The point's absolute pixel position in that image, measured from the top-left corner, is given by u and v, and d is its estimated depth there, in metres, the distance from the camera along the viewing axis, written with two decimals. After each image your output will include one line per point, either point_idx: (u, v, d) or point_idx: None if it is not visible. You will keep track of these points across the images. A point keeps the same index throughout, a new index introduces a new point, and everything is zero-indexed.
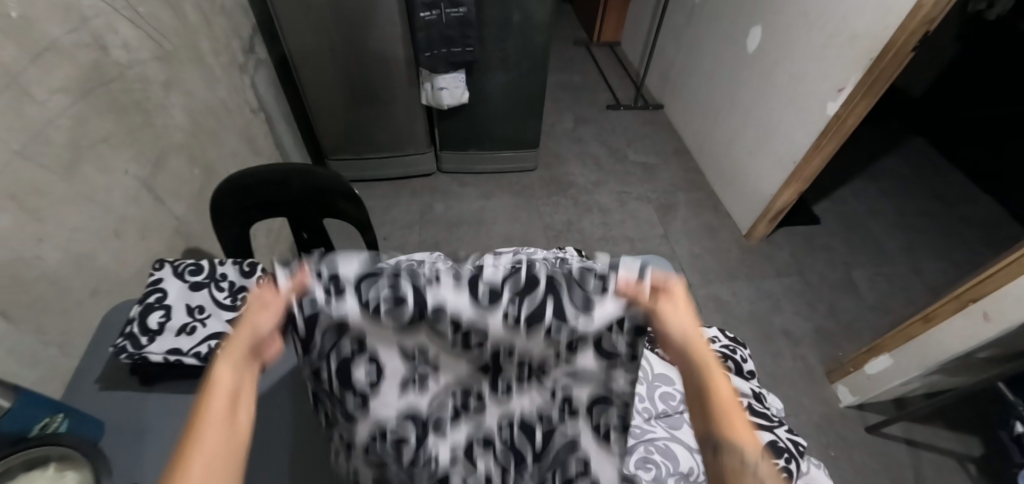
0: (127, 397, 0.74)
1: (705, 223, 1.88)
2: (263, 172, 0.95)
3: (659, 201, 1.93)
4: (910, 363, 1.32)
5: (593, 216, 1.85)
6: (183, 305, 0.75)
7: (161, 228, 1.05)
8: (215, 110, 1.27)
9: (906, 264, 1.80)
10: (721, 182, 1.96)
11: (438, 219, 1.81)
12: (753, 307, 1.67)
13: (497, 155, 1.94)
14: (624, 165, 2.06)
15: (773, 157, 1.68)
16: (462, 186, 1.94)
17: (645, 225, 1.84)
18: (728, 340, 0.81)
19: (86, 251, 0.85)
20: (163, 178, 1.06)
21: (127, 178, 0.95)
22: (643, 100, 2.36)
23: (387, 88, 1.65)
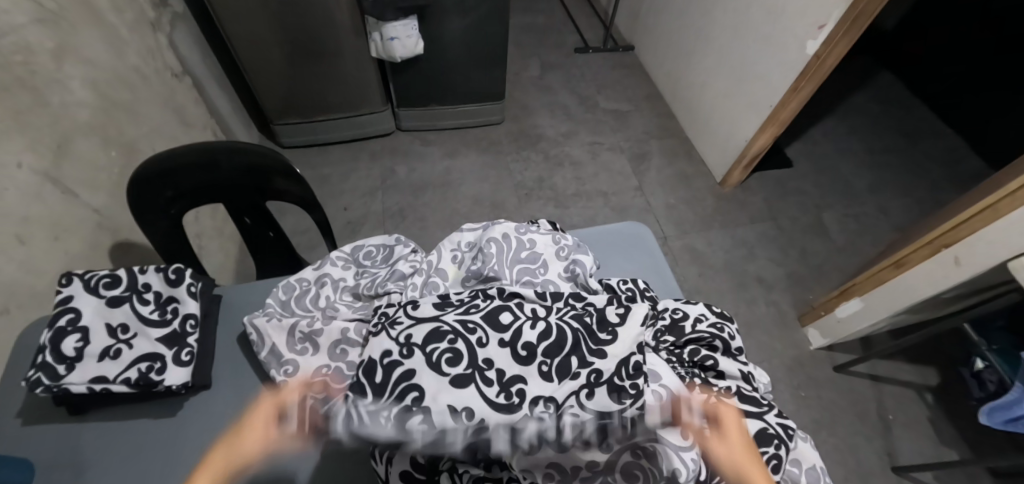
0: (58, 428, 0.66)
1: (678, 171, 1.80)
2: (187, 153, 0.82)
3: (632, 150, 1.85)
4: (880, 307, 1.28)
5: (563, 170, 1.77)
6: (103, 325, 0.63)
7: (78, 225, 0.92)
8: (128, 80, 1.10)
9: (874, 204, 1.80)
10: (695, 127, 1.87)
11: (400, 183, 1.69)
12: (728, 256, 1.63)
13: (460, 109, 1.80)
14: (595, 113, 1.95)
15: (749, 100, 1.60)
16: (423, 145, 1.81)
17: (618, 177, 1.76)
18: (715, 316, 0.74)
19: None
20: (71, 167, 0.92)
21: (21, 173, 0.81)
22: (612, 42, 2.21)
23: (333, 41, 1.47)
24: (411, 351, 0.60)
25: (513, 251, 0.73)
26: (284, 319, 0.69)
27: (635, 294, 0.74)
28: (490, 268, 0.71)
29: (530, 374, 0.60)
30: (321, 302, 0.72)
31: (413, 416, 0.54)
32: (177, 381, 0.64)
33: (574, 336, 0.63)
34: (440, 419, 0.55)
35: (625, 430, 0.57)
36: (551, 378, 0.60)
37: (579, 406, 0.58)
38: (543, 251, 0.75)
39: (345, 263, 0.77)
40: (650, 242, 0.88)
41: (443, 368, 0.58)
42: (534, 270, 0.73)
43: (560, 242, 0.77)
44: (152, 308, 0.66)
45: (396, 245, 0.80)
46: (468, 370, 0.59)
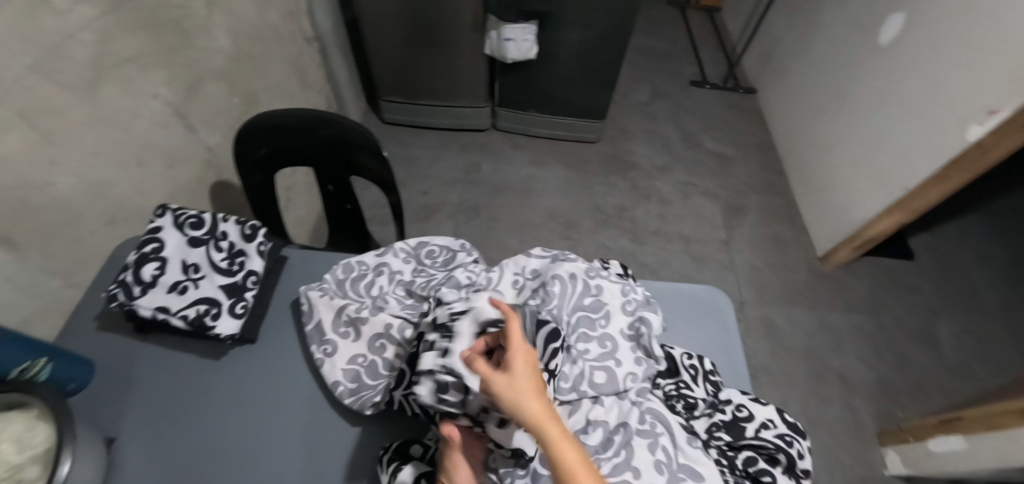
0: (122, 343, 0.72)
1: (775, 235, 1.64)
2: (287, 115, 0.86)
3: (728, 200, 1.71)
4: (978, 454, 1.06)
5: (649, 204, 1.68)
6: (179, 260, 0.67)
7: (189, 159, 1.00)
8: (264, 36, 1.20)
9: (1006, 327, 1.53)
10: (806, 191, 1.70)
11: (481, 181, 1.69)
12: (810, 341, 1.46)
13: (558, 120, 1.77)
14: (697, 152, 1.83)
15: (878, 177, 1.43)
16: (513, 148, 1.80)
17: (706, 226, 1.64)
18: (790, 429, 0.63)
19: (104, 177, 0.81)
20: (197, 105, 1.00)
21: (155, 103, 0.89)
22: (733, 82, 2.08)
23: (451, 30, 1.49)
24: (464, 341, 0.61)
25: (577, 294, 0.68)
26: (336, 300, 0.69)
27: (697, 375, 0.68)
28: (548, 311, 0.67)
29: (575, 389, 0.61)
30: (374, 290, 0.71)
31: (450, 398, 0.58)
32: (227, 331, 0.67)
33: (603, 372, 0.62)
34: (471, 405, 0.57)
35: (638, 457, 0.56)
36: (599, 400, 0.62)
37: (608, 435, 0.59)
38: (610, 299, 0.69)
39: (406, 257, 0.76)
40: (726, 314, 0.79)
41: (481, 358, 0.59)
42: (594, 321, 0.67)
43: (628, 294, 0.70)
44: (223, 255, 0.70)
45: (460, 251, 0.77)
46: None
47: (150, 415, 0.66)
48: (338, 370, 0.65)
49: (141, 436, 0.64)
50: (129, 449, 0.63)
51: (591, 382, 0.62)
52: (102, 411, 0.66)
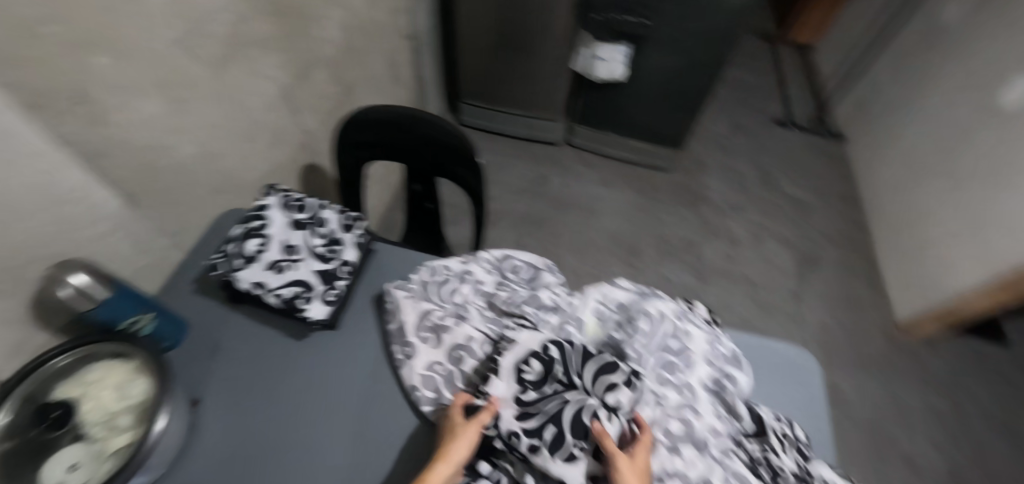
0: (215, 309, 0.75)
1: (850, 293, 1.55)
2: (393, 112, 0.89)
3: (802, 249, 1.64)
4: None
5: (717, 242, 1.62)
6: (281, 240, 0.70)
7: (289, 140, 1.04)
8: (369, 30, 1.24)
9: None
10: (892, 252, 1.60)
11: (548, 194, 1.68)
12: (876, 412, 1.36)
13: (633, 144, 1.74)
14: (774, 195, 1.76)
15: (978, 249, 1.33)
16: (584, 165, 1.78)
17: (775, 272, 1.57)
18: None
19: (216, 149, 0.86)
20: (303, 90, 1.05)
21: (269, 85, 0.94)
22: (822, 126, 1.99)
23: (543, 43, 1.50)
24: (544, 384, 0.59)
25: (663, 336, 0.66)
26: (420, 303, 0.70)
27: (786, 443, 0.60)
28: (630, 348, 0.65)
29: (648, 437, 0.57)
30: (456, 296, 0.71)
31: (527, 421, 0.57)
32: (316, 315, 0.69)
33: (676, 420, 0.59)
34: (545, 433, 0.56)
35: None
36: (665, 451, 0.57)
37: None
38: (697, 345, 0.65)
39: (489, 268, 0.76)
40: (807, 376, 0.72)
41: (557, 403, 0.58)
42: (677, 366, 0.64)
43: (716, 346, 0.66)
44: (322, 242, 0.72)
45: (544, 270, 0.76)
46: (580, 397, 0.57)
47: (231, 384, 0.68)
48: (416, 374, 0.66)
49: (220, 403, 0.66)
50: (209, 414, 0.65)
51: (667, 430, 0.58)
52: (189, 372, 0.68)
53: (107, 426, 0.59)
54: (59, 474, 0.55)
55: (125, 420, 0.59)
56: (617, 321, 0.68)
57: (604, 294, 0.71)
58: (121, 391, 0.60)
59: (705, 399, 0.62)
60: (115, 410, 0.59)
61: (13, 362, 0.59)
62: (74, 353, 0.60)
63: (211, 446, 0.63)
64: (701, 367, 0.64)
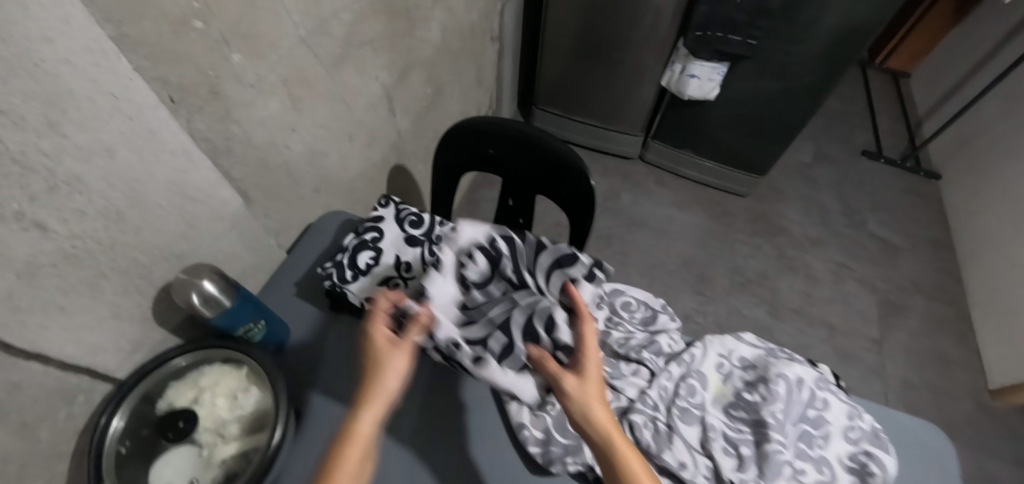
0: (318, 315, 0.73)
1: (937, 347, 1.45)
2: (502, 125, 0.85)
3: (886, 294, 1.54)
4: None
5: (794, 278, 1.54)
6: (394, 254, 0.68)
7: (383, 141, 1.02)
8: (465, 32, 1.21)
9: None
10: (988, 309, 1.48)
11: (619, 210, 1.63)
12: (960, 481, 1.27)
13: (711, 167, 1.67)
14: (859, 233, 1.66)
15: None
16: (657, 183, 1.72)
17: (856, 316, 1.49)
18: None
19: (322, 148, 0.84)
20: (402, 91, 1.03)
21: (374, 85, 0.92)
22: (913, 162, 1.87)
23: (633, 55, 1.44)
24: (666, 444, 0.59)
25: (797, 401, 0.62)
26: None
27: None
28: (771, 415, 0.60)
29: None
30: None
31: None
32: None
33: None
34: None
35: None
36: None
37: None
38: (830, 419, 0.61)
39: (601, 302, 0.73)
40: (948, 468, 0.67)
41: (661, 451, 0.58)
42: (811, 439, 0.60)
43: (854, 421, 0.61)
44: (434, 257, 0.68)
45: (659, 312, 0.73)
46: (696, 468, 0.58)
47: (334, 397, 0.66)
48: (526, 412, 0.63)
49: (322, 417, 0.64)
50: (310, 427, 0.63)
51: None
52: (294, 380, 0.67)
53: (216, 435, 0.57)
54: (170, 480, 0.53)
55: (234, 430, 0.57)
56: (744, 381, 0.65)
57: (727, 349, 0.68)
58: (232, 399, 0.58)
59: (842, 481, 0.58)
60: (225, 418, 0.57)
61: (131, 363, 0.57)
62: (191, 356, 0.59)
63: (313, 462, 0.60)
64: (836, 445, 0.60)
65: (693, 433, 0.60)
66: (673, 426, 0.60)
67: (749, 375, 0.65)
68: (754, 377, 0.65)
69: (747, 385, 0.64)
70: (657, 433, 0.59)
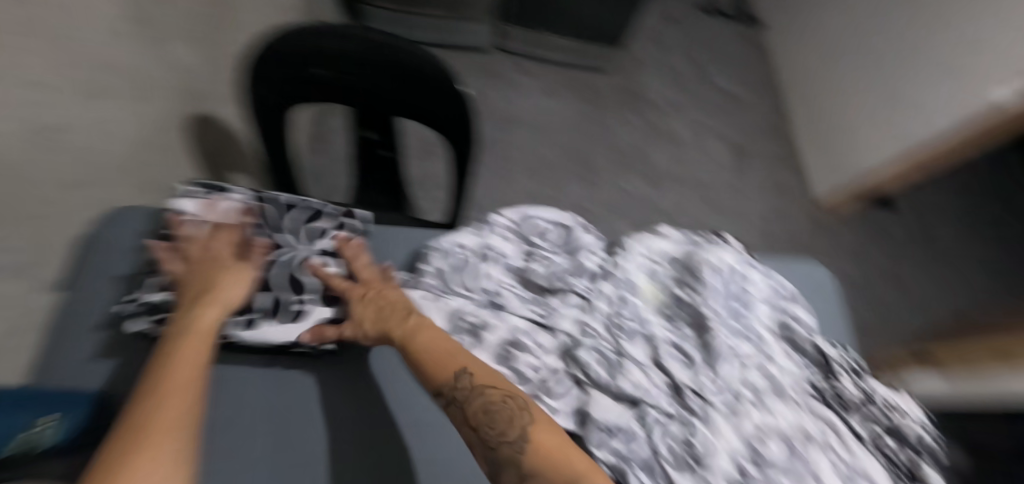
0: (145, 366, 0.54)
1: (779, 180, 1.68)
2: (339, 39, 0.64)
3: (736, 142, 1.68)
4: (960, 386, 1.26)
5: (663, 145, 1.59)
6: None
7: (160, 88, 0.72)
8: None
9: None
10: (812, 139, 1.71)
11: (487, 111, 1.48)
12: None
13: (569, 45, 1.56)
14: (706, 89, 1.74)
15: (889, 127, 1.48)
16: (519, 72, 1.56)
17: (716, 168, 1.62)
18: (931, 428, 0.61)
19: (55, 123, 0.54)
20: (161, 9, 0.71)
21: (110, 6, 0.61)
22: (739, 8, 1.95)
23: None
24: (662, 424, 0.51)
25: (726, 287, 0.60)
26: (446, 301, 0.54)
27: (849, 372, 0.60)
28: (708, 308, 0.57)
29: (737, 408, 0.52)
30: (483, 282, 0.57)
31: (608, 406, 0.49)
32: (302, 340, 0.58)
33: (758, 375, 0.55)
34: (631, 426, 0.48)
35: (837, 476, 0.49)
36: (767, 411, 0.53)
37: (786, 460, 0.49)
38: (762, 292, 0.61)
39: (508, 234, 0.62)
40: (831, 299, 0.76)
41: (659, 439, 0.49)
42: (744, 315, 0.59)
43: (775, 287, 0.62)
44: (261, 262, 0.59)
45: (574, 227, 0.62)
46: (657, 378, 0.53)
47: None
48: None
49: None
50: None
51: (751, 385, 0.54)
52: None
53: None
54: None
55: None
56: (678, 280, 0.60)
57: (652, 246, 0.62)
58: None
59: (778, 346, 0.58)
60: None
61: None
62: None
63: None
64: (767, 315, 0.60)
65: (641, 352, 0.54)
66: (621, 349, 0.54)
67: (678, 269, 0.61)
68: (685, 272, 0.61)
69: (680, 283, 0.60)
70: (607, 361, 0.53)
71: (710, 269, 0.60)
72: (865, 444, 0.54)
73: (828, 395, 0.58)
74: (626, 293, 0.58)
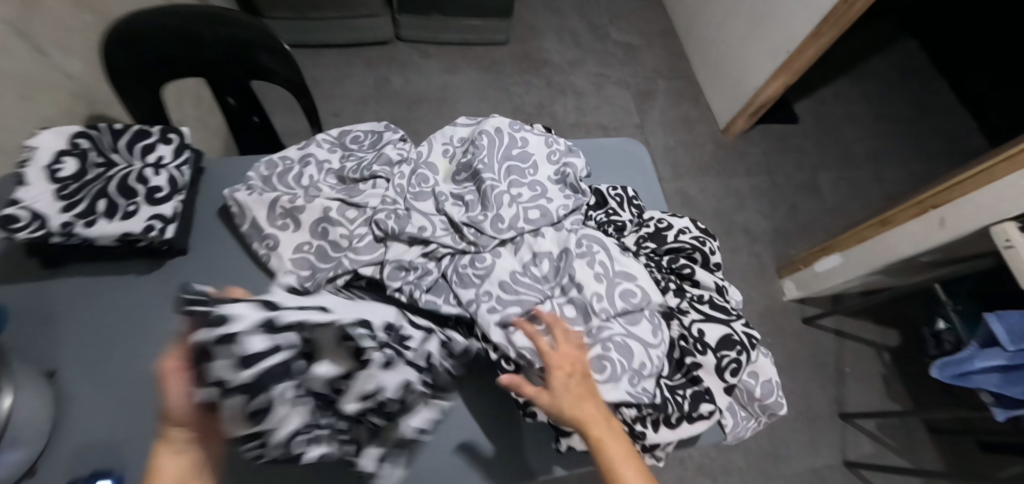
0: (26, 281, 0.63)
1: (684, 115, 1.80)
2: (169, 17, 0.77)
3: (638, 87, 1.81)
4: (858, 262, 1.40)
5: (566, 99, 1.72)
6: (51, 182, 0.59)
7: (56, 91, 0.86)
8: None
9: (871, 171, 1.87)
10: (707, 74, 1.83)
11: (395, 94, 1.62)
12: (719, 205, 1.69)
13: (464, 24, 1.69)
14: (605, 44, 1.87)
15: (763, 44, 1.58)
16: (422, 57, 1.72)
17: (621, 112, 1.74)
18: (698, 231, 0.73)
19: None
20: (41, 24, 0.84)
21: None
22: None
23: None
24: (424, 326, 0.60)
25: (503, 148, 0.73)
26: (266, 195, 0.69)
27: (622, 201, 0.75)
28: (479, 163, 0.71)
29: (504, 239, 0.67)
30: (304, 181, 0.72)
31: (398, 253, 0.66)
32: (165, 235, 0.63)
33: (534, 210, 0.68)
34: (414, 262, 0.66)
35: (583, 275, 0.64)
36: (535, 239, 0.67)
37: (538, 269, 0.65)
38: (537, 152, 0.75)
39: (331, 146, 0.77)
40: (640, 160, 0.89)
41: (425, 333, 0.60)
42: (523, 170, 0.72)
43: (551, 145, 0.77)
44: (99, 178, 0.62)
45: (385, 132, 0.79)
46: (441, 225, 0.68)
47: (92, 343, 0.62)
48: (287, 260, 0.66)
49: (87, 364, 0.60)
50: (77, 379, 0.59)
51: (527, 219, 0.68)
52: (28, 348, 0.60)
53: None
54: None
55: None
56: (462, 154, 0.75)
57: (449, 134, 0.77)
58: None
59: (555, 189, 0.72)
60: None
61: None
62: None
63: (95, 407, 0.58)
64: (545, 168, 0.74)
65: (428, 205, 0.70)
66: (410, 208, 0.69)
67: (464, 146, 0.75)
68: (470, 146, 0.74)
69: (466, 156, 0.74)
70: (398, 218, 0.67)
71: (487, 137, 0.74)
72: (621, 249, 0.69)
73: (598, 221, 0.72)
74: (419, 170, 0.73)
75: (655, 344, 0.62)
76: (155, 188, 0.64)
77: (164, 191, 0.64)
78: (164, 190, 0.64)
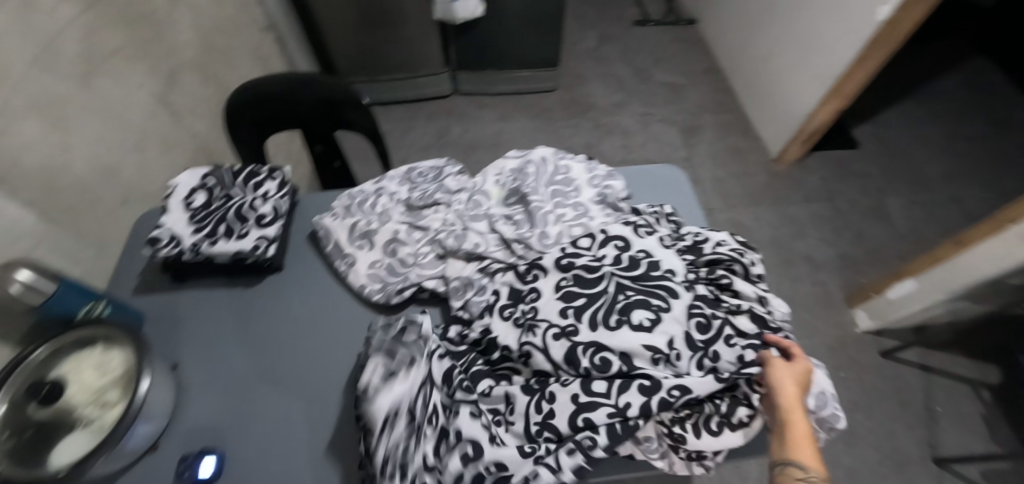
0: (163, 294, 0.79)
1: (732, 146, 1.82)
2: (274, 82, 0.95)
3: (684, 123, 1.87)
4: (934, 288, 1.28)
5: (612, 137, 1.80)
6: (186, 212, 0.76)
7: (180, 143, 1.06)
8: (225, 27, 1.26)
9: (948, 192, 1.75)
10: (754, 105, 1.86)
11: (455, 141, 1.79)
12: (777, 233, 1.66)
13: (516, 76, 1.85)
14: (651, 86, 1.96)
15: (808, 74, 1.59)
16: (479, 108, 1.89)
17: (667, 147, 1.80)
18: (738, 243, 0.74)
19: (111, 162, 0.86)
20: (177, 93, 1.06)
21: (142, 92, 0.95)
22: (674, 16, 2.20)
23: (402, 10, 1.56)
24: (637, 266, 0.67)
25: (548, 174, 0.80)
26: (347, 220, 0.80)
27: (659, 217, 0.80)
28: (527, 187, 0.78)
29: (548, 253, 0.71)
30: (377, 208, 0.82)
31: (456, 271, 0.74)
32: (267, 252, 0.76)
33: (575, 229, 0.74)
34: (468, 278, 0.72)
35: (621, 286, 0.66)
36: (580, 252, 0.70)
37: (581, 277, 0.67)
38: (580, 176, 0.81)
39: (402, 181, 0.87)
40: (681, 183, 0.93)
41: (571, 315, 0.63)
42: (566, 193, 0.78)
43: (593, 170, 0.82)
44: (220, 208, 0.77)
45: (445, 167, 0.88)
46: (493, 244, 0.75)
47: (204, 342, 0.74)
48: (362, 275, 0.76)
49: (199, 360, 0.72)
50: (191, 372, 0.71)
51: (570, 236, 0.74)
52: (161, 345, 0.74)
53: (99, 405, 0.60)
54: (71, 456, 0.57)
55: (115, 395, 0.61)
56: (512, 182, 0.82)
57: (499, 165, 0.85)
58: (101, 367, 0.62)
59: (596, 208, 0.77)
60: (100, 386, 0.61)
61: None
62: (43, 349, 0.61)
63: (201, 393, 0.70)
64: (587, 190, 0.79)
65: (482, 225, 0.77)
66: (466, 228, 0.77)
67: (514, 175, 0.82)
68: (519, 175, 0.81)
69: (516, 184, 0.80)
70: (456, 237, 0.76)
71: (534, 165, 0.81)
72: None
73: None
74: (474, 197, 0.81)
75: (698, 346, 0.61)
76: (261, 216, 0.78)
77: (267, 218, 0.78)
78: (267, 217, 0.78)
